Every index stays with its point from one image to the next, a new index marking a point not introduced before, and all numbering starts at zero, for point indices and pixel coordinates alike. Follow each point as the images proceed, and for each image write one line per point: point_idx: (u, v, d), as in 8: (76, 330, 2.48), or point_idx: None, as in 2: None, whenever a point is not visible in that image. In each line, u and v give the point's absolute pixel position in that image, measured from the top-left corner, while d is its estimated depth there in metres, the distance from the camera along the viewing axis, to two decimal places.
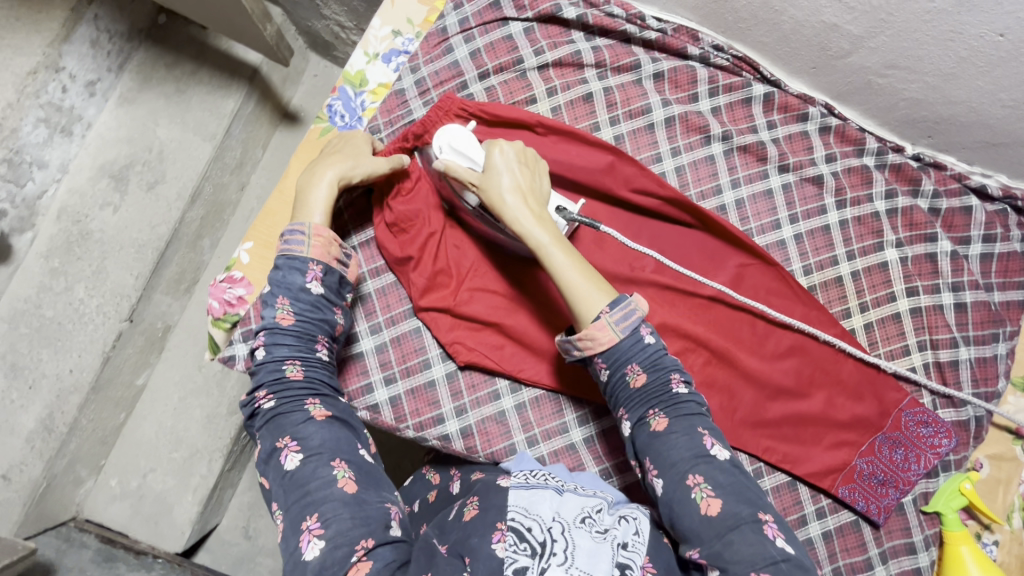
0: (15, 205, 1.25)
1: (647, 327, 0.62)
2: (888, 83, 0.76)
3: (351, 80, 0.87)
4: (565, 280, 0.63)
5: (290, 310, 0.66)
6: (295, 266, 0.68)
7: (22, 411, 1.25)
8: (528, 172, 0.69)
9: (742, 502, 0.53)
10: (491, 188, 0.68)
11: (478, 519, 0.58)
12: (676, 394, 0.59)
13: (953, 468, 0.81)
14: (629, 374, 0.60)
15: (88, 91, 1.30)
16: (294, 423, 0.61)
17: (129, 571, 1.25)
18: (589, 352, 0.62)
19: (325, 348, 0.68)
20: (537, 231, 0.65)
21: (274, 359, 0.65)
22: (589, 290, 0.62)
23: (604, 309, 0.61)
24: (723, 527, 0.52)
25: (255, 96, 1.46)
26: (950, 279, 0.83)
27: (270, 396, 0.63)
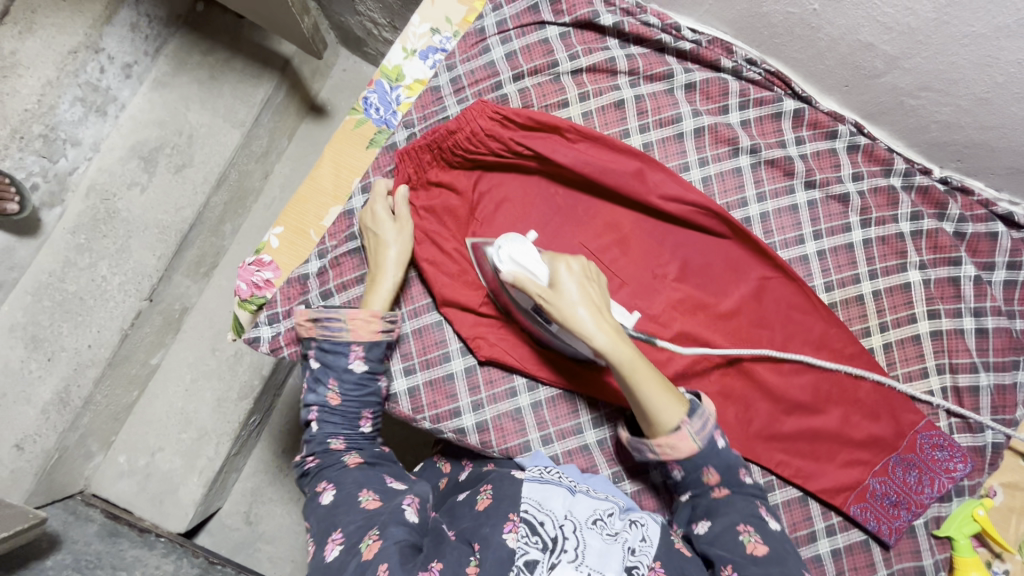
0: (47, 179, 1.28)
1: (719, 432, 0.65)
2: (921, 105, 0.77)
3: (387, 75, 0.89)
4: (645, 395, 0.63)
5: (336, 392, 0.69)
6: (340, 351, 0.70)
7: (39, 382, 1.27)
8: (593, 283, 0.68)
9: (788, 554, 0.60)
10: (562, 303, 0.65)
11: (491, 508, 0.59)
12: (744, 483, 0.65)
13: (967, 493, 0.80)
14: (705, 475, 0.64)
15: (125, 72, 1.34)
16: (333, 471, 0.66)
17: (132, 547, 1.27)
18: (665, 457, 0.64)
19: (369, 421, 0.72)
20: (619, 349, 0.63)
21: (322, 433, 0.69)
22: (671, 404, 0.63)
23: (683, 418, 0.63)
24: (767, 570, 0.58)
25: (285, 87, 1.48)
26: (972, 304, 0.83)
27: (315, 459, 0.68)
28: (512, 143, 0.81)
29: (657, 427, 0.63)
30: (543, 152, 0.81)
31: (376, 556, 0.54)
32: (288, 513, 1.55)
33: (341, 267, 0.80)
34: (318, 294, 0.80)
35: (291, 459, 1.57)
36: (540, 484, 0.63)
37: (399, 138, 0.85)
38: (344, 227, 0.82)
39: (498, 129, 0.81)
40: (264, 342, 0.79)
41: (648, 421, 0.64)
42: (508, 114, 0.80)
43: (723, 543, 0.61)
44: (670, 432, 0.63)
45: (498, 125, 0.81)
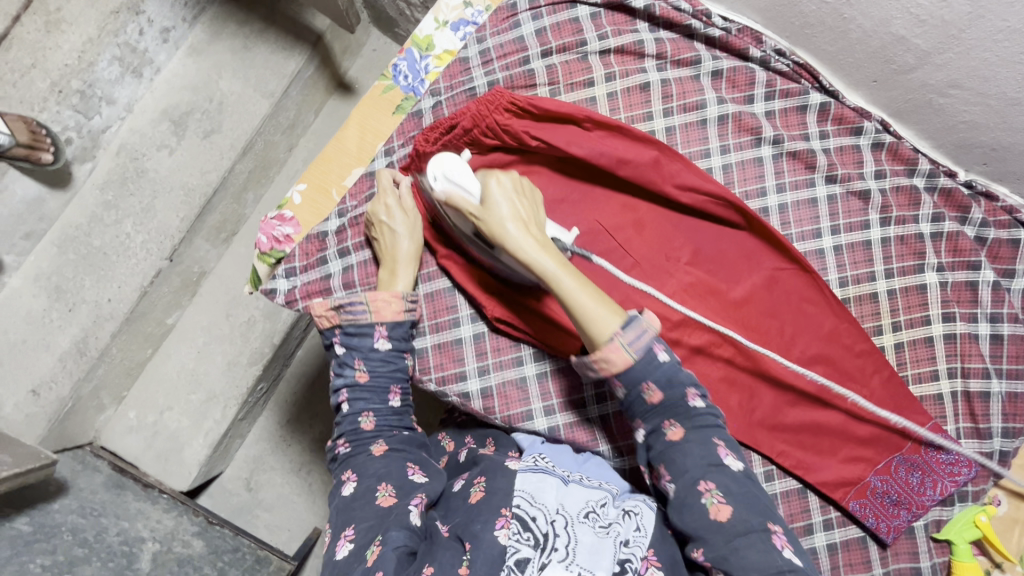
0: (81, 135, 1.32)
1: (659, 344, 0.64)
2: (950, 104, 0.76)
3: (418, 44, 0.90)
4: (575, 303, 0.64)
5: (363, 369, 0.73)
6: (365, 331, 0.74)
7: (59, 331, 1.31)
8: (524, 200, 0.72)
9: (752, 512, 0.59)
10: (492, 218, 0.70)
11: (484, 503, 0.60)
12: (692, 407, 0.63)
13: (970, 499, 0.80)
14: (645, 392, 0.63)
15: (162, 37, 1.37)
16: (359, 460, 0.69)
17: (135, 501, 1.30)
18: (605, 373, 0.64)
19: (397, 397, 0.75)
20: (545, 256, 0.66)
21: (353, 412, 0.73)
22: (602, 312, 0.63)
23: (618, 331, 0.63)
24: (730, 534, 0.58)
25: (316, 61, 1.51)
26: (988, 310, 0.82)
27: (347, 444, 0.72)
28: (525, 135, 0.82)
29: (589, 337, 0.63)
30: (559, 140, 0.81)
31: (376, 562, 0.54)
32: (288, 483, 1.58)
33: (359, 226, 0.83)
34: (336, 251, 0.83)
35: (295, 429, 1.59)
36: (535, 476, 0.63)
37: (425, 106, 0.86)
38: (365, 188, 0.85)
39: (515, 120, 0.81)
40: (281, 295, 0.82)
41: (582, 333, 0.64)
42: (523, 104, 0.80)
43: (691, 513, 0.60)
44: (603, 345, 0.63)
45: (513, 117, 0.81)
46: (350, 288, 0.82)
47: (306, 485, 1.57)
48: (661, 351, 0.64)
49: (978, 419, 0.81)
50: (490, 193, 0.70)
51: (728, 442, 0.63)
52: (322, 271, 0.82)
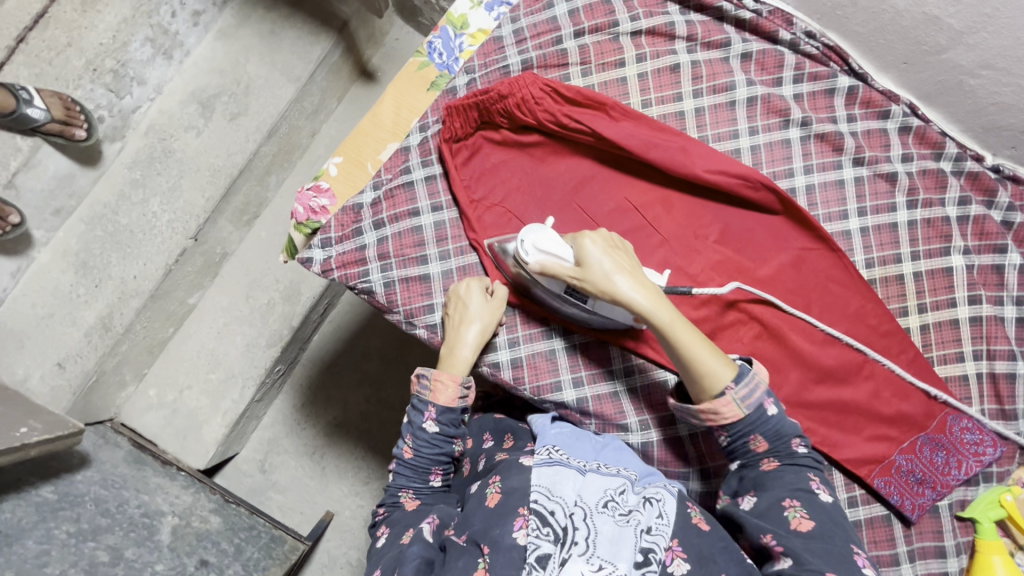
0: (112, 114, 1.35)
1: (771, 399, 0.67)
2: (979, 85, 0.77)
3: (453, 22, 0.92)
4: (695, 357, 0.67)
5: (409, 446, 0.76)
6: (421, 408, 0.77)
7: (85, 306, 1.34)
8: (621, 254, 0.72)
9: (835, 527, 0.61)
10: (596, 278, 0.69)
11: (501, 505, 0.61)
12: (795, 452, 0.67)
13: (994, 479, 0.80)
14: (753, 441, 0.68)
15: (193, 20, 1.39)
16: (391, 517, 0.72)
17: (155, 476, 1.30)
18: (711, 423, 0.68)
19: (437, 478, 0.77)
20: (658, 311, 0.67)
21: (393, 485, 0.76)
22: (717, 365, 0.67)
23: (730, 384, 0.67)
24: (810, 542, 0.60)
25: (342, 48, 1.53)
26: (1014, 293, 0.83)
27: (384, 511, 0.74)
28: (558, 117, 0.82)
29: (704, 390, 0.68)
30: (593, 124, 0.82)
31: None
32: (302, 466, 1.58)
33: (394, 198, 0.84)
34: (371, 223, 0.84)
35: (311, 412, 1.60)
36: (551, 470, 0.64)
37: (459, 83, 0.87)
38: (399, 163, 0.86)
39: (547, 101, 0.82)
40: (317, 264, 0.83)
41: (697, 383, 0.68)
42: (557, 88, 0.82)
43: (770, 519, 0.63)
44: (717, 397, 0.67)
45: (546, 99, 0.82)
46: (384, 259, 0.83)
47: (320, 469, 1.58)
48: (771, 406, 0.67)
49: (1003, 401, 0.82)
50: (588, 253, 0.70)
51: (819, 477, 0.66)
52: (357, 242, 0.84)
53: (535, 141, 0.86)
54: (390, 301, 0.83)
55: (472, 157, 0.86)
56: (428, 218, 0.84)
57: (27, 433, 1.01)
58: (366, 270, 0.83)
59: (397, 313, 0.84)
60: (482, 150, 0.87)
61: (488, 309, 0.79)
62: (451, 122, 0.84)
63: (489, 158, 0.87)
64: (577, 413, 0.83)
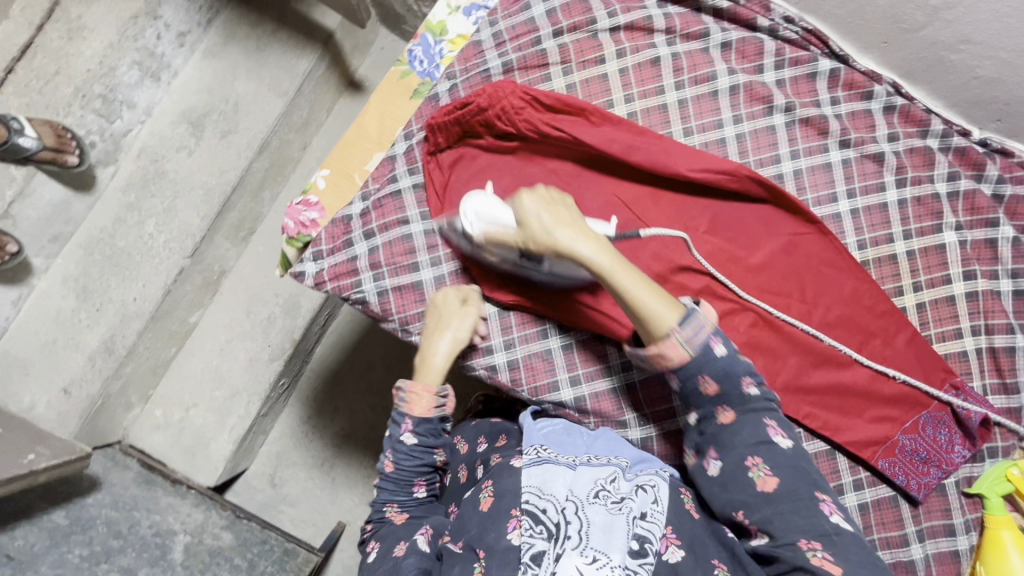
0: (103, 139, 1.36)
1: (717, 338, 0.64)
2: (961, 60, 0.77)
3: (431, 29, 0.93)
4: (637, 300, 0.65)
5: (388, 459, 0.74)
6: (398, 421, 0.75)
7: (87, 331, 1.34)
8: (560, 208, 0.71)
9: (799, 480, 0.62)
10: (538, 233, 0.70)
11: (494, 507, 0.62)
12: (748, 395, 0.64)
13: (1000, 454, 0.80)
14: (702, 384, 0.64)
15: (178, 41, 1.40)
16: (381, 531, 0.71)
17: (166, 496, 1.30)
18: (662, 367, 0.65)
19: (420, 488, 0.75)
20: (594, 254, 0.67)
21: (378, 500, 0.75)
22: (659, 308, 0.64)
23: (674, 327, 0.64)
24: (775, 504, 0.62)
25: (327, 60, 1.53)
26: (1009, 266, 0.82)
27: (371, 526, 0.73)
28: (539, 125, 0.83)
29: (648, 334, 0.65)
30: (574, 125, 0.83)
31: None
32: (312, 478, 1.59)
33: (383, 208, 0.85)
34: (361, 233, 0.84)
35: (318, 423, 1.60)
36: (541, 469, 0.65)
37: (441, 89, 0.88)
38: (386, 172, 0.87)
39: (528, 110, 0.83)
40: (310, 277, 0.84)
41: (643, 330, 0.66)
42: (535, 96, 0.82)
43: (738, 486, 0.63)
44: (660, 340, 0.64)
45: (528, 107, 0.83)
46: (376, 268, 0.84)
47: (329, 480, 1.58)
48: (718, 346, 0.64)
49: (1004, 374, 0.81)
50: (526, 208, 0.71)
51: (777, 420, 0.65)
52: (348, 254, 0.84)
53: (518, 145, 0.86)
54: (384, 311, 0.84)
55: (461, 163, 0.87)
56: (417, 226, 0.85)
57: (35, 459, 1.01)
58: (359, 280, 0.84)
59: (392, 321, 0.84)
60: (467, 157, 0.87)
61: (459, 321, 0.79)
62: (434, 138, 0.86)
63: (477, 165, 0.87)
64: (575, 412, 0.83)
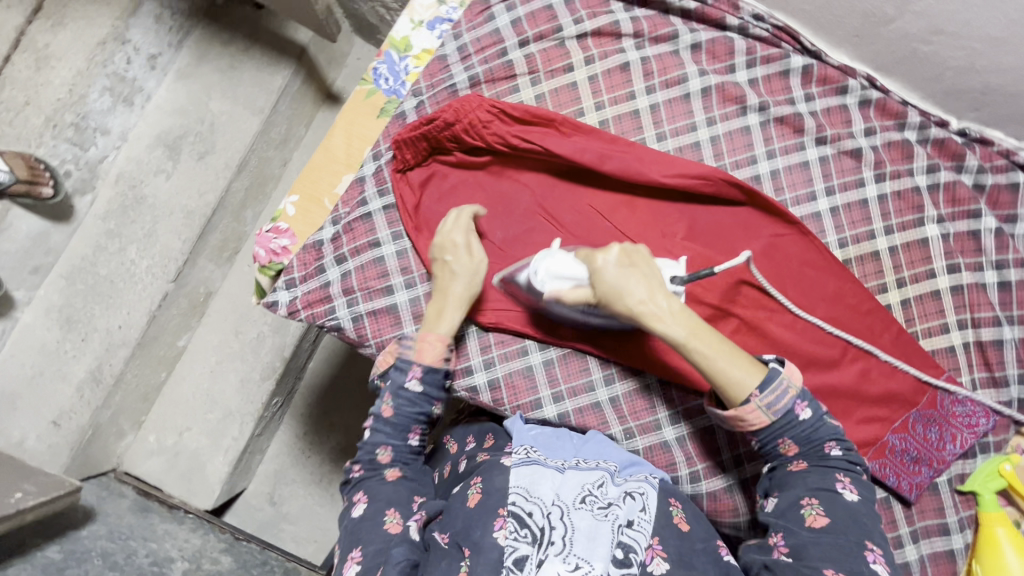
0: (79, 167, 1.33)
1: (802, 402, 0.62)
2: (933, 51, 0.76)
3: (396, 46, 0.91)
4: (716, 366, 0.63)
5: (388, 405, 0.71)
6: (404, 369, 0.71)
7: (73, 360, 1.32)
8: (638, 264, 0.68)
9: (852, 525, 0.58)
10: (612, 294, 0.67)
11: (481, 505, 0.61)
12: (828, 455, 0.62)
13: (992, 449, 0.79)
14: (781, 445, 0.63)
15: (150, 64, 1.38)
16: (371, 486, 0.69)
17: (162, 522, 1.27)
18: (741, 429, 0.64)
19: (416, 437, 0.73)
20: (674, 319, 0.65)
21: (370, 443, 0.72)
22: (739, 374, 0.62)
23: (754, 392, 0.62)
24: (819, 539, 0.58)
25: (302, 74, 1.51)
26: (993, 258, 0.81)
27: (361, 470, 0.71)
28: (508, 137, 0.82)
29: (727, 398, 0.63)
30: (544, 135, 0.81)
31: None
32: (311, 494, 1.57)
33: (354, 231, 0.84)
34: (333, 259, 0.84)
35: (314, 440, 1.58)
36: (529, 470, 0.64)
37: (407, 107, 0.86)
38: (356, 194, 0.86)
39: (496, 122, 0.81)
40: (282, 306, 0.83)
41: (720, 392, 0.64)
42: (504, 109, 0.81)
43: (785, 518, 0.61)
44: (740, 404, 0.62)
45: (496, 119, 0.81)
46: (349, 293, 0.83)
47: (329, 496, 1.56)
48: (805, 411, 0.62)
49: (993, 368, 0.80)
50: (598, 270, 0.68)
51: (852, 477, 0.62)
52: (321, 280, 0.83)
53: (489, 159, 0.85)
54: (360, 336, 0.82)
55: (433, 181, 0.86)
56: (389, 248, 0.83)
57: (22, 498, 0.99)
58: (332, 307, 0.83)
59: (369, 346, 0.83)
60: (439, 174, 0.86)
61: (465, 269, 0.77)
62: (403, 154, 0.84)
63: (449, 182, 0.86)
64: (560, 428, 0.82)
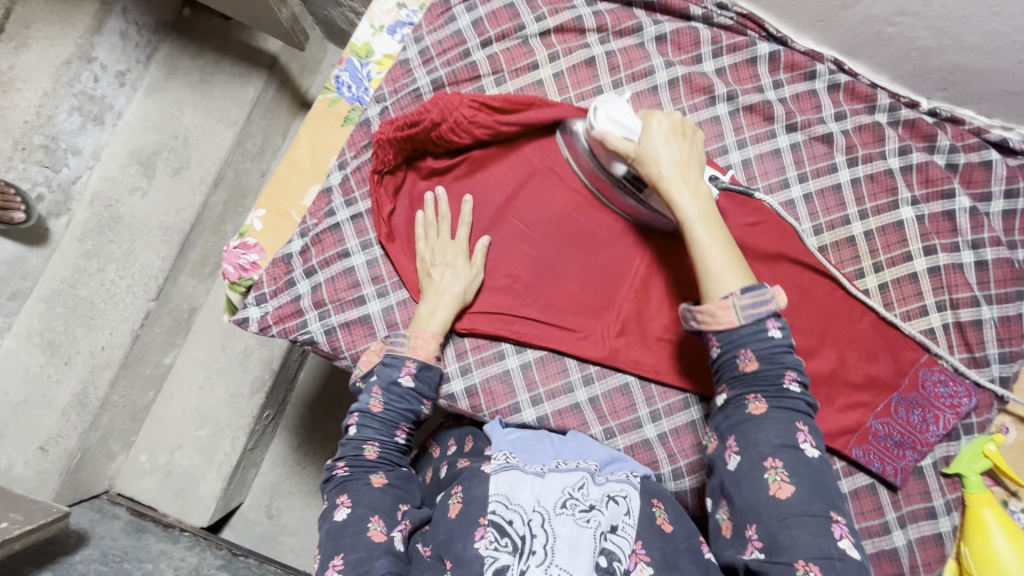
0: (51, 190, 1.29)
1: (774, 319, 0.61)
2: (898, 32, 0.75)
3: (357, 51, 0.92)
4: (708, 255, 0.63)
5: (380, 399, 0.70)
6: (395, 364, 0.72)
7: (58, 385, 1.29)
8: (686, 144, 0.68)
9: (815, 492, 0.57)
10: (651, 156, 0.67)
11: (462, 515, 0.60)
12: (788, 391, 0.61)
13: (975, 430, 0.79)
14: (741, 358, 0.62)
15: (119, 81, 1.35)
16: (355, 487, 0.67)
17: (157, 543, 1.24)
18: (706, 327, 0.64)
19: (403, 434, 0.72)
20: (694, 198, 0.65)
21: (358, 439, 0.70)
22: (726, 270, 0.63)
23: (736, 292, 0.62)
24: (784, 510, 0.56)
25: (275, 84, 1.48)
26: (969, 237, 0.80)
27: (345, 468, 0.69)
28: (493, 126, 0.80)
29: (705, 288, 0.64)
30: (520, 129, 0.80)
31: None
32: (308, 506, 1.52)
33: (322, 243, 0.83)
34: (302, 272, 0.83)
35: (309, 450, 1.54)
36: (509, 475, 0.62)
37: (371, 114, 0.85)
38: (323, 206, 0.85)
39: (468, 119, 0.79)
40: (253, 323, 0.83)
41: (700, 282, 0.64)
42: (485, 100, 0.79)
43: (752, 483, 0.58)
44: (716, 297, 0.63)
45: (468, 116, 0.79)
46: (320, 306, 0.82)
47: None
48: (774, 329, 0.61)
49: (973, 348, 0.79)
50: (650, 130, 0.68)
51: (809, 425, 0.60)
52: (292, 293, 0.83)
53: (461, 160, 0.84)
54: (334, 348, 0.82)
55: (402, 185, 0.84)
56: (359, 258, 0.83)
57: (9, 526, 0.96)
58: (304, 320, 0.82)
59: (344, 358, 0.82)
60: (408, 180, 0.85)
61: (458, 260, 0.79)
62: (382, 153, 0.80)
63: (418, 187, 0.85)
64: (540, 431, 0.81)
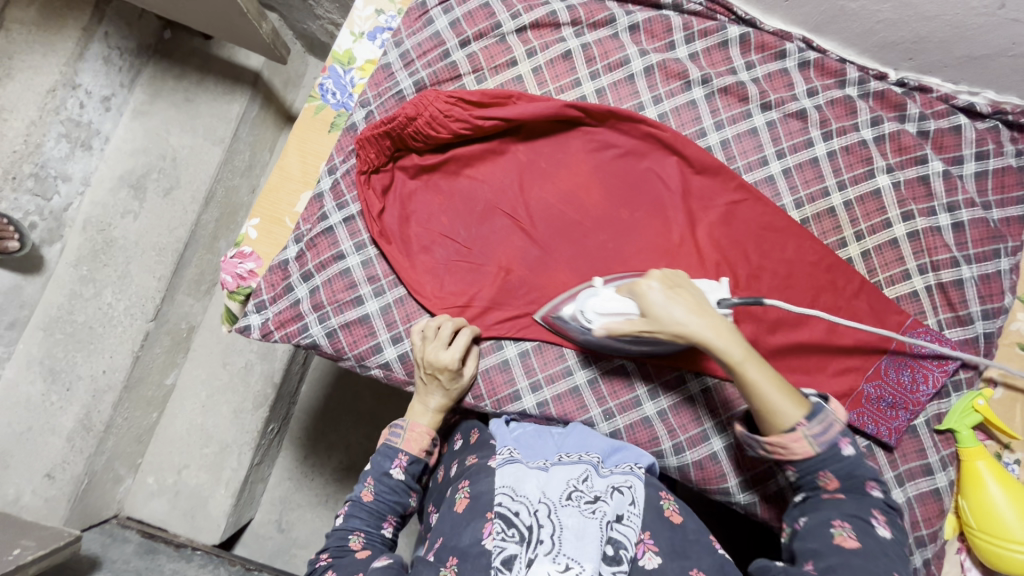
0: (44, 217, 1.30)
1: (845, 438, 0.63)
2: (861, 7, 0.78)
3: (339, 59, 0.95)
4: (763, 396, 0.62)
5: (370, 488, 0.72)
6: (388, 454, 0.74)
7: (61, 412, 1.28)
8: (682, 290, 0.67)
9: (882, 555, 0.56)
10: (662, 319, 0.65)
11: (469, 509, 0.62)
12: (868, 494, 0.61)
13: (965, 387, 0.81)
14: (821, 478, 0.63)
15: (104, 106, 1.36)
16: (340, 562, 0.65)
17: (170, 562, 1.23)
18: (779, 457, 0.64)
19: (390, 527, 0.72)
20: (727, 344, 0.63)
21: (343, 528, 0.70)
22: (784, 402, 0.62)
23: (800, 421, 0.62)
24: (848, 558, 0.56)
25: (259, 100, 1.50)
26: (944, 201, 0.82)
27: (329, 557, 0.67)
28: (470, 121, 0.82)
29: (770, 426, 0.63)
30: (502, 120, 0.82)
31: None
32: (319, 516, 1.51)
33: (317, 247, 0.85)
34: (300, 276, 0.85)
35: (315, 462, 1.53)
36: (513, 468, 0.64)
37: (357, 118, 0.87)
38: (316, 211, 0.87)
39: (452, 112, 0.81)
40: (255, 329, 0.84)
41: (762, 420, 0.64)
42: (461, 95, 0.82)
43: (814, 537, 0.60)
44: (785, 432, 0.62)
45: (452, 110, 0.81)
46: (319, 309, 0.84)
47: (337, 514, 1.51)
48: (846, 447, 0.62)
49: (957, 307, 0.81)
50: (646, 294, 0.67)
51: (887, 517, 0.60)
52: (291, 298, 0.84)
53: (447, 157, 0.86)
54: (337, 349, 0.83)
55: (391, 187, 0.86)
56: (354, 259, 0.85)
57: (21, 553, 0.95)
58: (304, 324, 0.83)
59: (348, 359, 0.84)
60: (397, 180, 0.87)
61: (444, 369, 0.76)
62: (366, 153, 0.84)
63: (407, 187, 0.87)
64: (541, 419, 0.83)
